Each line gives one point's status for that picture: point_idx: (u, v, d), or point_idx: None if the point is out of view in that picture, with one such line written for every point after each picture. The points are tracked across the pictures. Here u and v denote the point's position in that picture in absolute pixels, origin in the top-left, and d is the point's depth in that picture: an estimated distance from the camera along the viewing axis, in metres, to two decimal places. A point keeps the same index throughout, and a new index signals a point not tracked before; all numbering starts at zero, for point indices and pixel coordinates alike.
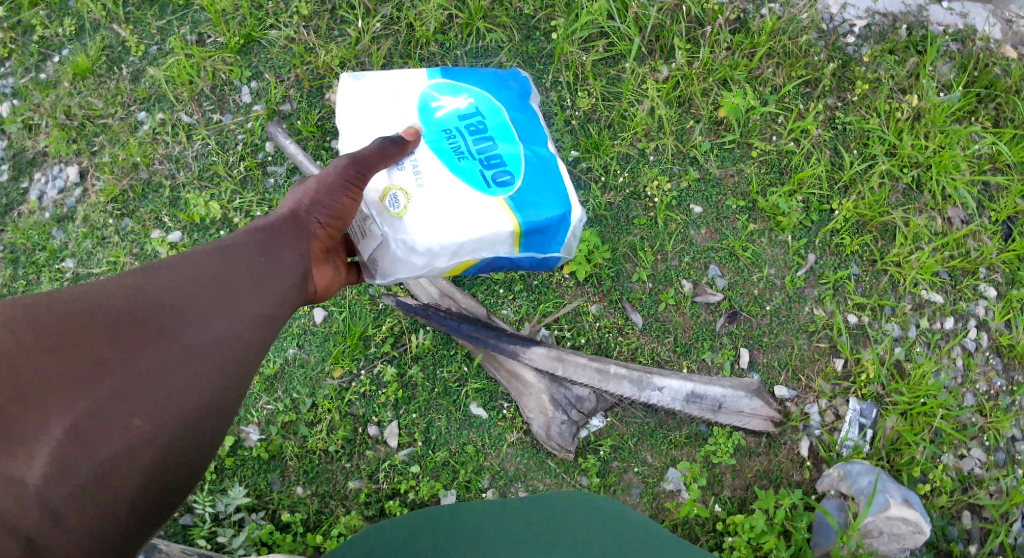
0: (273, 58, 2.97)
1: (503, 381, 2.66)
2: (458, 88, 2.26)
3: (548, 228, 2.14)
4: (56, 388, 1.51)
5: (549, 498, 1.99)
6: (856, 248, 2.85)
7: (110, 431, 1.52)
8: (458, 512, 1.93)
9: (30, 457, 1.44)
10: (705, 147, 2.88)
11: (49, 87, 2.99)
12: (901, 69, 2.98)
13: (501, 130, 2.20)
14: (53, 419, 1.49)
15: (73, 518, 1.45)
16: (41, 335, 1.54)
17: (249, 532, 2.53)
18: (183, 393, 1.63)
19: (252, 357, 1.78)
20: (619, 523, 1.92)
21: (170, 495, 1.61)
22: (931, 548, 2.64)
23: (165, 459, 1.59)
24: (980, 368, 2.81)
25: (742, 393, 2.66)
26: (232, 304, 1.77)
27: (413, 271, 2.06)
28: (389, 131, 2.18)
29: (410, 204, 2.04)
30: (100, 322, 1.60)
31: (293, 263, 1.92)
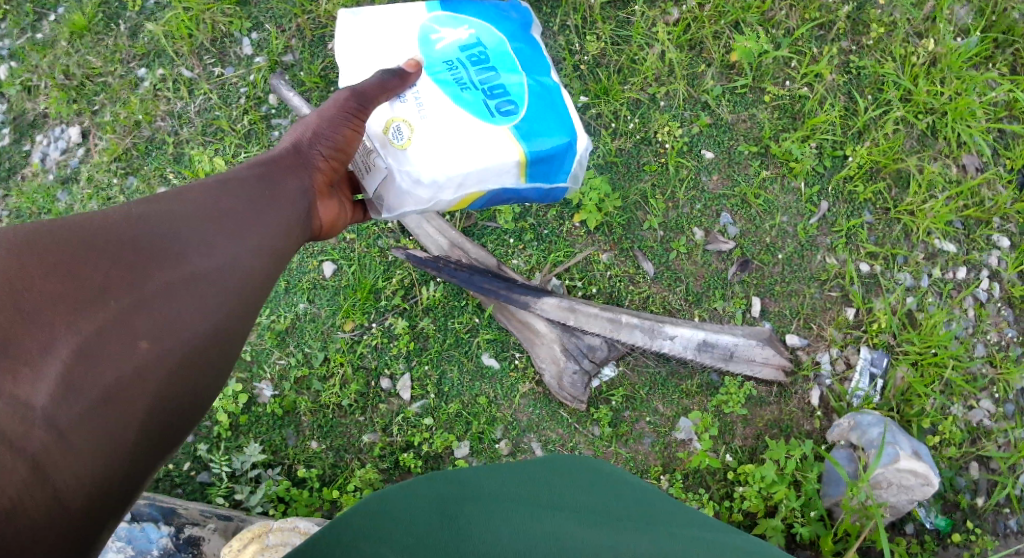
0: (274, 9, 2.91)
1: (514, 331, 2.64)
2: (459, 19, 2.22)
3: (554, 156, 2.12)
4: (60, 316, 1.46)
5: (561, 459, 1.94)
6: (870, 196, 2.81)
7: (114, 353, 1.48)
8: (458, 470, 1.84)
9: (34, 379, 1.40)
10: (717, 92, 2.83)
11: (46, 46, 2.93)
12: (918, 12, 2.91)
13: (504, 59, 2.16)
14: (58, 340, 1.44)
15: (80, 442, 1.40)
16: (43, 265, 1.49)
17: (266, 489, 2.54)
18: (188, 319, 1.58)
19: (257, 287, 1.73)
20: (636, 491, 1.89)
21: (177, 423, 1.56)
22: (939, 499, 2.65)
23: (172, 385, 1.54)
24: (991, 319, 2.79)
25: (754, 342, 2.64)
26: (236, 233, 1.72)
27: (419, 204, 2.04)
28: (386, 65, 2.15)
29: (414, 135, 2.00)
30: (103, 247, 1.56)
31: (297, 194, 1.88)
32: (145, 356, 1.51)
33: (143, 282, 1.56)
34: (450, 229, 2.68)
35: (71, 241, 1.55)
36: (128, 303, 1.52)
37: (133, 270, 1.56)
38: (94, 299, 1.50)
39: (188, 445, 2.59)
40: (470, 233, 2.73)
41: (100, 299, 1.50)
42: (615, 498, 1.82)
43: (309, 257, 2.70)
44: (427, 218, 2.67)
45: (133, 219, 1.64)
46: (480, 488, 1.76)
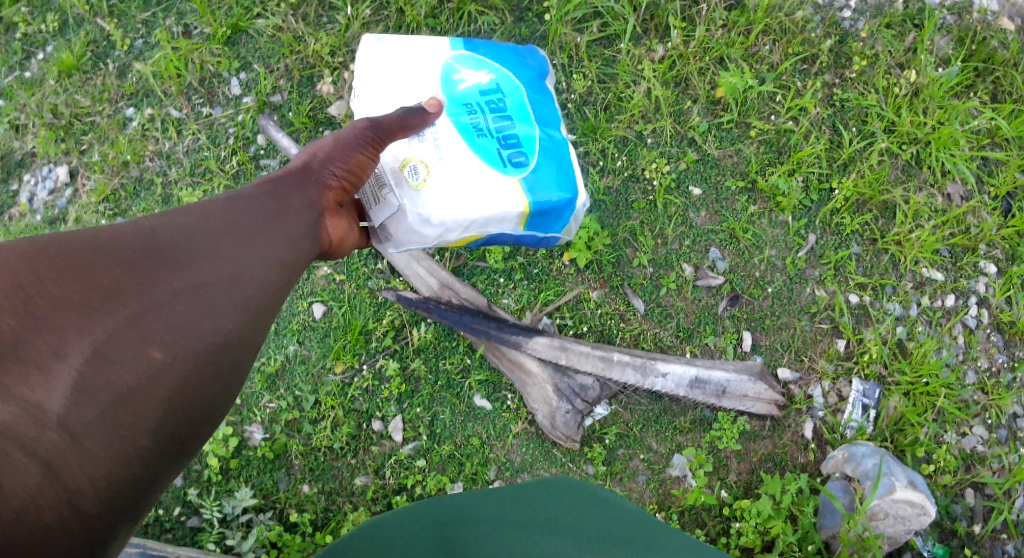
0: (262, 49, 2.92)
1: (506, 371, 2.63)
2: (481, 62, 2.23)
3: (555, 210, 2.14)
4: (73, 321, 1.44)
5: (550, 481, 2.04)
6: (857, 227, 2.83)
7: (125, 359, 1.45)
8: (454, 495, 1.91)
9: (47, 385, 1.37)
10: (703, 127, 2.85)
11: (34, 86, 2.93)
12: (899, 44, 2.94)
13: (520, 109, 2.19)
14: (71, 345, 1.41)
15: (91, 445, 1.37)
16: (55, 271, 1.48)
17: (258, 534, 2.51)
18: (199, 325, 1.56)
19: (269, 299, 1.71)
20: (621, 509, 1.99)
21: (190, 430, 1.53)
22: (935, 528, 2.65)
23: (184, 391, 1.51)
24: (981, 345, 2.80)
25: (746, 377, 2.65)
26: (248, 245, 1.71)
27: (424, 242, 2.06)
28: (407, 98, 2.15)
29: (429, 176, 2.03)
30: (114, 255, 1.55)
31: (306, 209, 1.85)
32: (156, 362, 1.48)
33: (152, 290, 1.54)
34: (440, 270, 2.67)
35: (82, 249, 1.54)
36: (137, 310, 1.50)
37: (145, 278, 1.54)
38: (105, 306, 1.48)
39: (177, 490, 2.56)
40: (460, 272, 2.73)
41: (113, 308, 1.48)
42: (601, 512, 1.92)
43: (299, 298, 2.70)
44: (416, 258, 2.66)
45: (147, 229, 1.63)
46: (473, 511, 1.82)
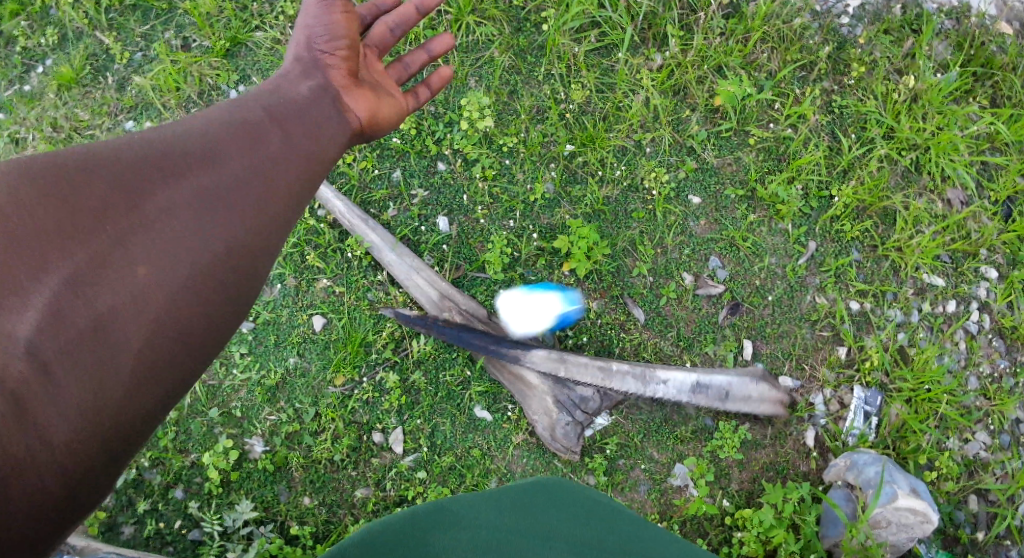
0: (260, 62, 2.93)
1: (506, 383, 2.62)
2: None
3: None
4: (59, 239, 1.64)
5: (541, 484, 2.07)
6: (856, 234, 2.83)
7: (112, 277, 1.65)
8: (455, 501, 1.91)
9: (25, 311, 1.56)
10: (702, 136, 2.85)
11: (34, 99, 2.93)
12: (897, 50, 2.95)
13: None
14: (55, 268, 1.61)
15: (64, 377, 1.55)
16: (35, 197, 1.66)
17: (259, 547, 2.50)
18: (190, 246, 1.73)
19: (239, 227, 1.80)
20: (609, 513, 2.01)
21: (172, 356, 1.68)
22: (939, 535, 2.64)
23: (165, 312, 1.67)
24: (983, 351, 2.79)
25: (749, 379, 2.64)
26: (209, 177, 1.81)
27: None
28: None
29: None
30: (98, 181, 1.72)
31: (252, 138, 1.89)
32: (145, 280, 1.67)
33: (145, 206, 1.73)
34: (440, 281, 2.68)
35: (64, 174, 1.71)
36: (120, 230, 1.69)
37: (129, 201, 1.72)
38: (91, 227, 1.67)
39: (178, 503, 2.56)
40: (460, 283, 2.74)
41: (85, 239, 1.66)
42: (591, 516, 1.93)
43: (299, 310, 2.70)
44: (416, 270, 2.67)
45: (119, 162, 1.76)
46: (473, 516, 1.83)
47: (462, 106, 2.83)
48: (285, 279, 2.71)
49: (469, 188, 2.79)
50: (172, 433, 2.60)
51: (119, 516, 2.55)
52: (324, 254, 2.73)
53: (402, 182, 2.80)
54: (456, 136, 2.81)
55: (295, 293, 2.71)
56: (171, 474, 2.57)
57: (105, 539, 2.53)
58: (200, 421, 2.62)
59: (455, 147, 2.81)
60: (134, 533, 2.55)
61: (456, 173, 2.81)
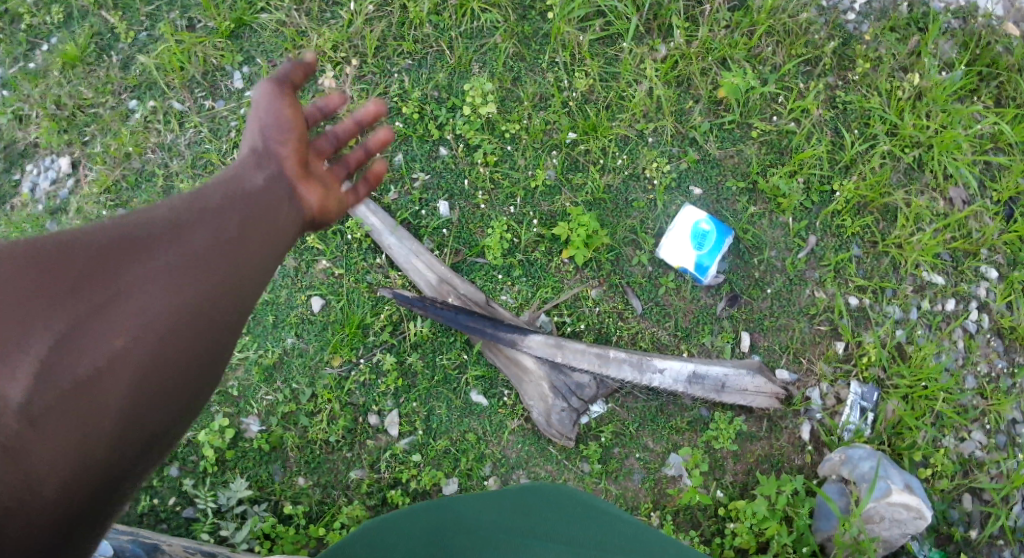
0: (266, 44, 2.89)
1: (502, 367, 2.64)
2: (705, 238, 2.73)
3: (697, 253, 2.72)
4: (43, 300, 1.66)
5: (534, 487, 2.05)
6: (857, 230, 2.82)
7: (94, 342, 1.66)
8: (454, 499, 2.00)
9: (10, 375, 1.58)
10: (705, 128, 2.85)
11: (38, 77, 2.89)
12: (903, 46, 2.93)
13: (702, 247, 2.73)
14: (38, 334, 1.63)
15: (49, 434, 1.58)
16: (25, 264, 1.69)
17: (252, 525, 2.52)
18: (165, 317, 1.73)
19: (215, 298, 1.80)
20: (600, 514, 1.98)
21: (152, 422, 1.69)
22: (932, 532, 2.64)
23: (142, 379, 1.68)
24: (981, 350, 2.79)
25: (745, 371, 2.64)
26: (182, 249, 1.80)
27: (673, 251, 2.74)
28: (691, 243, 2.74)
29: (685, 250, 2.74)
30: (78, 250, 1.73)
31: (223, 217, 1.90)
32: (125, 349, 1.68)
33: (120, 275, 1.73)
34: (439, 265, 2.70)
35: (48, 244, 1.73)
36: (99, 298, 1.70)
37: (109, 268, 1.73)
38: (75, 286, 1.69)
39: (172, 481, 2.57)
40: (459, 268, 2.75)
41: (66, 305, 1.67)
42: (584, 519, 1.93)
43: (297, 291, 2.70)
44: (416, 253, 2.69)
45: (97, 233, 1.77)
46: (472, 515, 1.91)
47: (465, 92, 2.83)
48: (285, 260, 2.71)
49: (471, 173, 2.79)
50: None
51: None
52: (324, 236, 2.72)
53: (404, 166, 2.80)
54: (459, 121, 2.81)
55: (294, 274, 2.71)
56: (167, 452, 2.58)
57: None
58: None
59: (458, 132, 2.81)
60: (128, 510, 2.57)
61: (458, 158, 2.81)
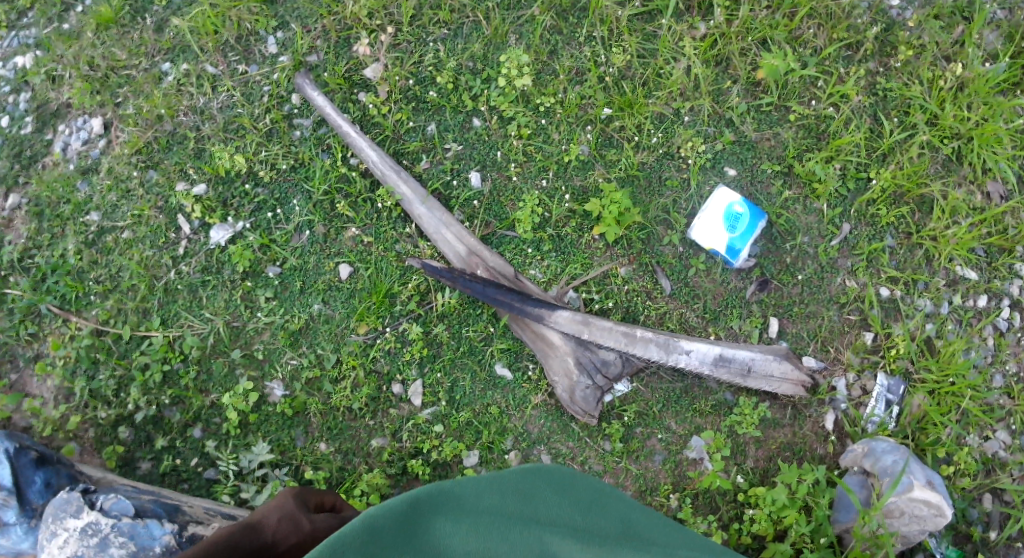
0: (300, 8, 2.85)
1: (529, 342, 2.64)
2: (739, 221, 2.66)
3: (732, 236, 2.66)
4: None
5: (540, 468, 1.98)
6: (892, 219, 2.77)
7: None
8: (455, 480, 1.86)
9: None
10: (742, 109, 2.80)
11: (72, 37, 2.86)
12: (948, 35, 2.84)
13: (737, 229, 2.66)
14: None
15: None
16: None
17: (272, 489, 2.56)
18: None
19: None
20: (607, 503, 1.98)
21: None
22: (950, 530, 2.62)
23: None
24: (1011, 349, 2.73)
25: (772, 357, 2.61)
26: None
27: (705, 233, 2.69)
28: (723, 225, 2.67)
29: (718, 232, 2.67)
30: None
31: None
32: None
33: None
34: (469, 236, 2.69)
35: None
36: None
37: None
38: None
39: (195, 441, 2.63)
40: (488, 241, 2.74)
41: None
42: (593, 513, 1.92)
43: (326, 258, 2.72)
44: (446, 224, 2.68)
45: None
46: (475, 500, 1.83)
47: (501, 64, 2.80)
48: (314, 227, 2.74)
49: (504, 146, 2.77)
50: (194, 373, 2.66)
51: (137, 451, 2.63)
52: (354, 204, 2.74)
53: (436, 136, 2.79)
54: (493, 93, 2.79)
55: (323, 240, 2.73)
56: (191, 413, 2.64)
57: (123, 472, 2.61)
58: (222, 361, 2.67)
59: (491, 104, 2.78)
60: (150, 469, 2.63)
61: (491, 130, 2.79)
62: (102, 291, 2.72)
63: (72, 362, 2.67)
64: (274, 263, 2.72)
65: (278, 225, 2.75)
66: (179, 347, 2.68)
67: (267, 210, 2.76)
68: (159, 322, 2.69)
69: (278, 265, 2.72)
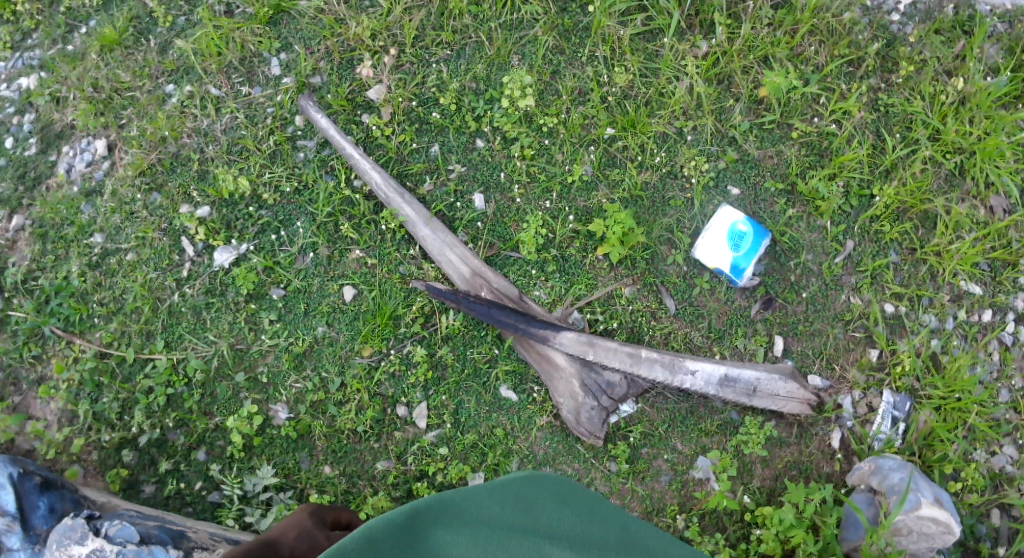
0: (303, 30, 2.86)
1: (533, 363, 2.64)
2: (743, 240, 2.67)
3: (737, 257, 2.67)
4: None
5: (541, 476, 1.96)
6: (896, 236, 2.77)
7: None
8: (455, 489, 1.87)
9: None
10: (744, 127, 2.81)
11: (76, 60, 2.88)
12: (949, 50, 2.85)
13: (742, 249, 2.67)
14: None
15: None
16: None
17: (277, 513, 2.56)
18: None
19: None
20: (607, 513, 1.94)
21: None
22: (959, 547, 2.60)
23: None
24: (1016, 364, 2.72)
25: (777, 376, 2.61)
26: None
27: (710, 254, 2.70)
28: (728, 246, 2.68)
29: (722, 252, 2.68)
30: None
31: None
32: None
33: None
34: (473, 258, 2.69)
35: None
36: None
37: None
38: None
39: (200, 465, 2.63)
40: (493, 261, 2.74)
41: None
42: (594, 523, 1.89)
43: (330, 280, 2.72)
44: (449, 245, 2.69)
45: None
46: (473, 513, 1.82)
47: (504, 84, 2.81)
48: (318, 249, 2.74)
49: (507, 166, 2.78)
50: (198, 396, 2.66)
51: (141, 474, 2.62)
52: (358, 225, 2.75)
53: (439, 157, 2.79)
54: (496, 114, 2.80)
55: (326, 262, 2.74)
56: (195, 436, 2.63)
57: (127, 496, 2.61)
58: (226, 384, 2.67)
59: (495, 124, 2.79)
60: (154, 492, 2.62)
61: (494, 150, 2.79)
62: (106, 313, 2.72)
63: (76, 386, 2.67)
64: (277, 284, 2.73)
65: (282, 247, 2.75)
66: (183, 369, 2.68)
67: (271, 231, 2.76)
68: (163, 345, 2.69)
69: (283, 287, 2.72)
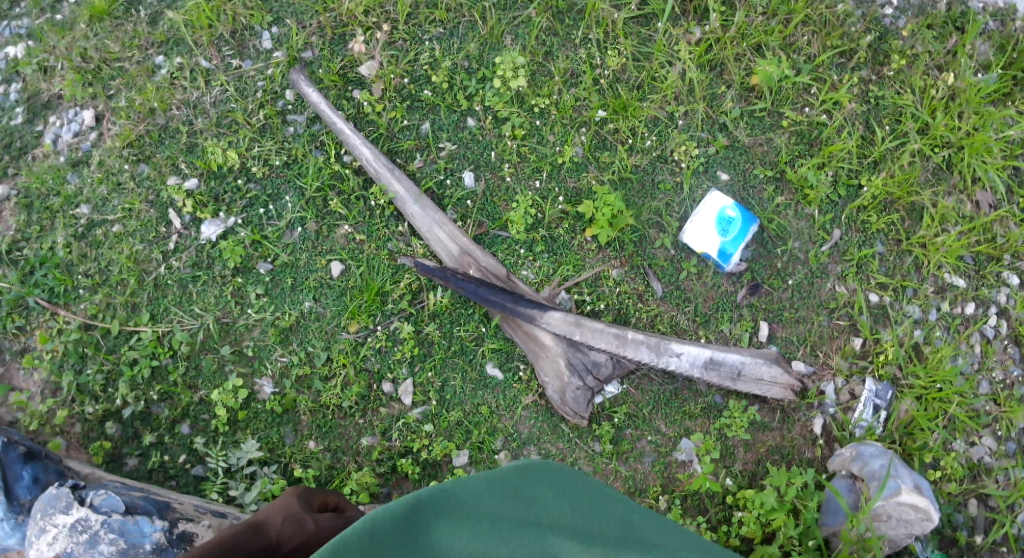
0: (295, 4, 2.83)
1: (520, 342, 2.65)
2: (732, 225, 2.69)
3: (725, 243, 2.69)
4: None
5: (536, 465, 1.98)
6: (882, 226, 2.78)
7: None
8: (455, 481, 1.85)
9: None
10: (735, 114, 2.81)
11: (65, 28, 2.84)
12: (940, 45, 2.86)
13: (730, 234, 2.69)
14: None
15: None
16: None
17: (261, 487, 2.55)
18: None
19: None
20: (606, 503, 1.96)
21: None
22: (936, 534, 2.63)
23: None
24: (997, 356, 2.75)
25: (762, 361, 2.64)
26: None
27: (699, 241, 2.71)
28: (716, 231, 2.69)
29: (710, 238, 2.70)
30: None
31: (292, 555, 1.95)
32: None
33: None
34: (461, 236, 2.69)
35: None
36: None
37: None
38: None
39: (184, 438, 2.62)
40: (481, 240, 2.74)
41: None
42: (592, 516, 1.91)
43: (317, 255, 2.72)
44: (439, 223, 2.69)
45: None
46: (474, 505, 1.82)
47: (496, 65, 2.80)
48: (307, 224, 2.73)
49: (498, 146, 2.78)
50: (183, 368, 2.65)
51: (124, 447, 2.62)
52: (347, 201, 2.74)
53: (430, 135, 2.79)
54: (488, 93, 2.79)
55: (314, 237, 2.73)
56: (179, 409, 2.62)
57: (110, 468, 2.60)
58: (211, 357, 2.66)
59: (486, 104, 2.79)
60: (137, 465, 2.61)
61: (486, 130, 2.79)
62: (91, 284, 2.70)
63: (60, 356, 2.65)
64: (265, 259, 2.71)
65: (270, 221, 2.74)
66: (168, 341, 2.67)
67: (259, 205, 2.75)
68: (148, 317, 2.67)
69: (270, 261, 2.71)
